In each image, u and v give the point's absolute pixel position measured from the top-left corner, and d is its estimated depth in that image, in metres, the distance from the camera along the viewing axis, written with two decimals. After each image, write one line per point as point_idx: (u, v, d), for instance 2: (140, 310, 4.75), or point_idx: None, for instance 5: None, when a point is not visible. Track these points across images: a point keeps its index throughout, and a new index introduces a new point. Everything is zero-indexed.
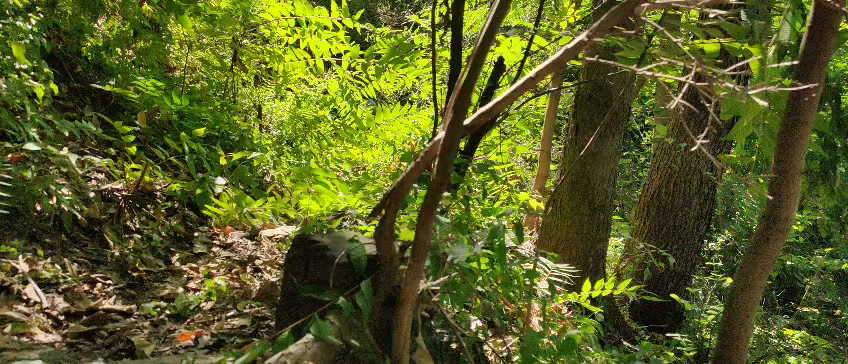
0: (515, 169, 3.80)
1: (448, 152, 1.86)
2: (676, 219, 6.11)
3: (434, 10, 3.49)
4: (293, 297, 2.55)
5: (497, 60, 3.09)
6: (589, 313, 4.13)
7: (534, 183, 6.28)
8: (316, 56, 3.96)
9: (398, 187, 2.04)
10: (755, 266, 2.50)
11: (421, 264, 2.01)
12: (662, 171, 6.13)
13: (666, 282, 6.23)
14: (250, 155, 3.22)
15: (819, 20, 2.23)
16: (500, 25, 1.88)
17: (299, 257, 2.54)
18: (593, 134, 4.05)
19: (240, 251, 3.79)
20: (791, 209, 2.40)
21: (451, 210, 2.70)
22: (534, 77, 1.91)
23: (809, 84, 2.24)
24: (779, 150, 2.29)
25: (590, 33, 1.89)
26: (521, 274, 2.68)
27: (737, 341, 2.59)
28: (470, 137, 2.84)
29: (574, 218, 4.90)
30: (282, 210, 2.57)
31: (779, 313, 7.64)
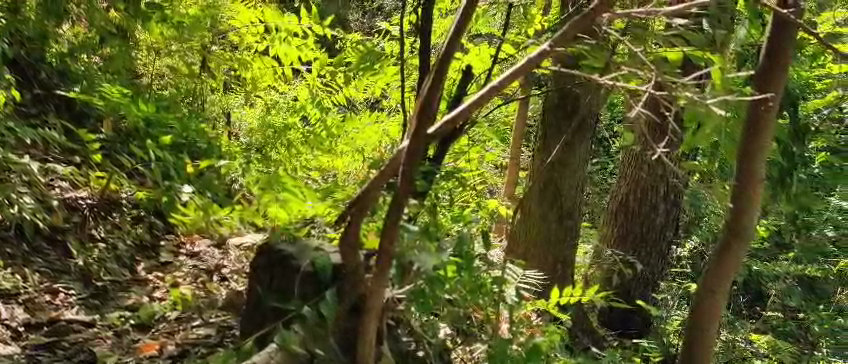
0: (484, 176, 3.81)
1: (412, 161, 1.97)
2: (643, 226, 6.18)
3: (403, 17, 3.51)
4: (258, 307, 2.54)
5: (466, 69, 3.11)
6: (557, 320, 4.15)
7: (503, 190, 6.30)
8: (286, 63, 3.97)
9: (361, 198, 2.07)
10: (718, 271, 2.55)
11: (386, 272, 2.07)
12: (629, 178, 6.20)
13: (633, 289, 6.21)
14: (217, 163, 3.19)
15: (777, 29, 2.27)
16: (461, 39, 1.97)
17: (265, 266, 2.54)
18: (562, 139, 4.14)
19: (208, 259, 3.75)
20: (752, 216, 2.44)
21: (420, 218, 2.70)
22: (497, 86, 1.96)
23: (768, 92, 2.28)
24: (738, 160, 2.33)
25: (552, 43, 1.95)
26: (489, 282, 2.69)
27: (702, 346, 2.63)
28: (439, 143, 2.85)
29: (543, 226, 4.93)
30: (249, 217, 2.55)
31: (745, 319, 7.73)
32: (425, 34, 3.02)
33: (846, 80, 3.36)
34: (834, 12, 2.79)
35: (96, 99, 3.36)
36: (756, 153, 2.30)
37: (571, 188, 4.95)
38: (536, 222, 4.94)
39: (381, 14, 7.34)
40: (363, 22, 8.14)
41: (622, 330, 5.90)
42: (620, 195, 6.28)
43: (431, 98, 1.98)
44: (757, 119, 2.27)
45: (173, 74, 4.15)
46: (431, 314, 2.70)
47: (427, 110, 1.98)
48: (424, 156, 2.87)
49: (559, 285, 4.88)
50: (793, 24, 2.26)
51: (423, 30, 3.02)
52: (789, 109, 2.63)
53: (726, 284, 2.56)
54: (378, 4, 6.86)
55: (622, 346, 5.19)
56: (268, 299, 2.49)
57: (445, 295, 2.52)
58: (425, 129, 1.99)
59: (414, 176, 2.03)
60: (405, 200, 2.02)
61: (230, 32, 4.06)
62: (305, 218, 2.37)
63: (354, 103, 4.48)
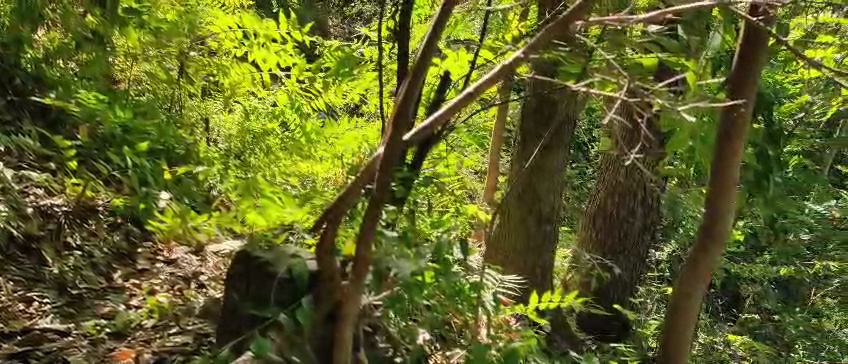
0: (463, 181, 3.81)
1: (387, 169, 2.00)
2: (621, 230, 6.22)
3: (381, 23, 3.51)
4: (233, 315, 2.52)
5: (444, 74, 3.13)
6: (536, 325, 4.16)
7: (483, 195, 6.31)
8: (265, 69, 3.96)
9: (338, 202, 2.10)
10: (694, 274, 2.55)
11: (362, 279, 2.10)
12: (607, 183, 6.23)
13: (611, 293, 6.25)
14: (195, 169, 3.17)
15: (750, 37, 2.29)
16: (436, 45, 1.99)
17: (240, 273, 2.51)
18: (539, 143, 4.17)
19: (186, 266, 3.71)
20: (727, 220, 2.44)
21: (399, 223, 2.69)
22: (472, 93, 1.98)
23: (741, 98, 2.30)
24: (713, 166, 2.35)
25: (525, 51, 1.98)
26: (468, 287, 2.69)
27: (676, 349, 2.64)
28: (418, 149, 2.86)
29: (522, 231, 4.95)
30: (226, 224, 2.54)
31: (723, 322, 7.79)
32: (402, 39, 3.02)
33: (819, 85, 3.40)
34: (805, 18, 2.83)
35: (72, 106, 3.31)
36: (730, 159, 2.32)
37: (549, 193, 4.97)
38: (515, 227, 4.96)
39: (360, 19, 7.34)
40: (342, 26, 8.13)
41: (601, 335, 5.93)
42: (598, 199, 6.31)
43: (406, 105, 2.02)
44: (730, 127, 2.29)
45: (151, 80, 4.03)
46: (411, 319, 2.69)
47: (402, 115, 2.02)
48: (403, 162, 2.86)
49: (538, 289, 4.91)
50: (765, 32, 2.28)
51: (401, 36, 3.03)
52: (762, 114, 2.66)
53: (701, 286, 2.57)
54: (356, 10, 6.85)
55: (600, 350, 5.22)
56: (244, 307, 2.47)
57: (423, 300, 2.51)
58: (401, 135, 2.02)
59: (391, 182, 2.06)
60: (382, 205, 2.05)
61: (209, 38, 4.04)
62: (285, 225, 2.35)
63: (333, 108, 4.47)
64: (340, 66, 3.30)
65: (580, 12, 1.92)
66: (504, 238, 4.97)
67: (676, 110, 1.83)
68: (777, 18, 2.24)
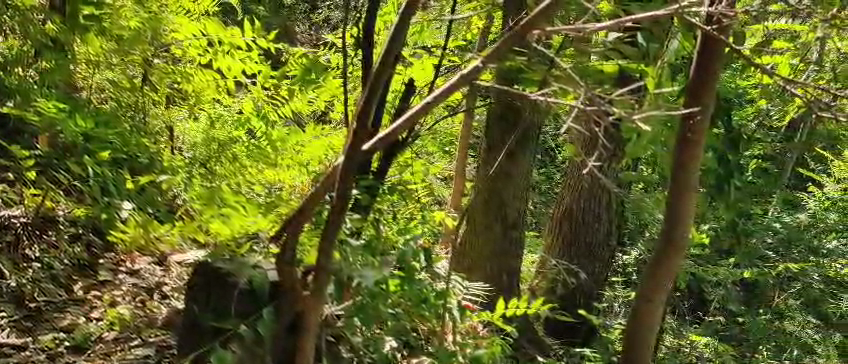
0: (430, 188, 3.81)
1: (348, 179, 2.04)
2: (587, 235, 6.27)
3: (345, 30, 3.52)
4: (193, 326, 2.50)
5: (408, 81, 3.12)
6: (502, 331, 4.17)
7: (450, 202, 6.32)
8: (230, 76, 3.94)
9: (301, 207, 2.13)
10: (655, 277, 2.55)
11: (324, 288, 2.11)
12: (572, 188, 6.29)
13: (577, 297, 6.29)
14: (158, 178, 3.12)
15: (706, 46, 2.33)
16: (394, 53, 2.02)
17: (201, 285, 2.49)
18: (504, 148, 4.21)
19: (148, 277, 3.60)
20: (686, 224, 2.46)
21: (364, 231, 2.67)
22: (431, 102, 2.02)
23: (697, 105, 2.34)
24: (673, 170, 2.39)
25: (484, 59, 2.01)
26: (433, 295, 2.68)
27: (639, 353, 2.65)
28: (382, 156, 2.84)
29: (489, 237, 4.96)
30: (190, 233, 2.51)
31: (690, 325, 7.86)
32: (365, 46, 3.02)
33: (778, 90, 3.45)
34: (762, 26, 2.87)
35: (31, 114, 3.21)
36: (689, 163, 2.35)
37: (515, 199, 5.00)
38: (481, 233, 4.97)
39: (326, 25, 7.33)
40: (309, 31, 8.10)
41: (568, 339, 5.97)
42: (565, 204, 6.35)
43: (365, 115, 2.06)
44: (687, 133, 2.33)
45: (115, 89, 3.81)
46: (377, 329, 2.65)
47: (362, 123, 2.06)
48: (367, 169, 2.84)
49: (505, 296, 4.93)
50: (722, 42, 2.29)
51: (364, 42, 3.02)
52: (721, 119, 2.71)
53: (662, 289, 2.57)
54: (323, 17, 6.84)
55: (567, 354, 5.26)
56: (204, 318, 2.45)
57: (389, 309, 2.49)
58: (360, 145, 2.06)
59: (352, 190, 2.08)
60: (344, 212, 2.07)
61: (173, 45, 4.07)
62: (250, 234, 2.33)
63: (300, 116, 4.45)
64: (305, 72, 3.29)
65: (538, 20, 1.96)
66: (472, 245, 5.00)
67: (633, 119, 1.91)
68: (731, 26, 2.29)
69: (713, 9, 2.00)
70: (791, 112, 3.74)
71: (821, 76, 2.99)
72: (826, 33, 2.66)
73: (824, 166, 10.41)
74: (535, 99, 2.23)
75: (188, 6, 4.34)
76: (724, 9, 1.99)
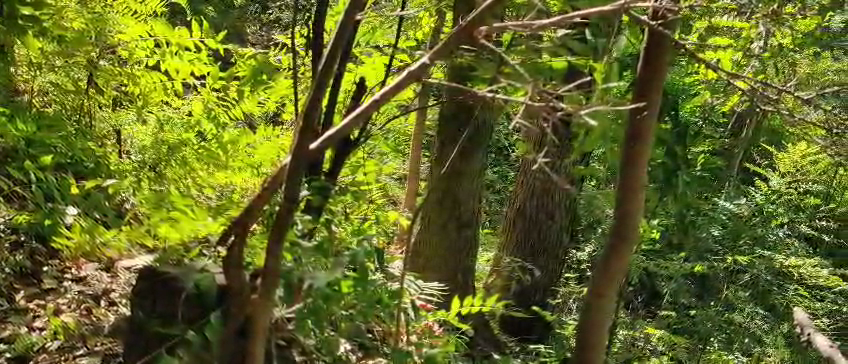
0: (383, 188, 3.79)
1: (293, 179, 2.02)
2: (541, 232, 6.30)
3: (294, 31, 3.47)
4: (139, 333, 2.44)
5: (360, 81, 3.10)
6: (457, 330, 4.17)
7: (404, 202, 6.32)
8: (178, 78, 3.87)
9: (249, 205, 2.11)
10: (607, 275, 2.54)
11: (273, 291, 2.07)
12: (525, 187, 6.35)
13: (532, 295, 6.32)
14: (104, 182, 3.02)
15: (654, 42, 2.34)
16: (338, 54, 2.02)
17: (145, 290, 2.42)
18: (457, 144, 4.22)
19: (95, 283, 3.45)
20: (636, 219, 2.47)
21: (316, 233, 2.63)
22: (378, 100, 2.01)
23: (644, 99, 2.35)
24: (623, 165, 2.39)
25: (431, 56, 2.01)
26: (387, 295, 2.66)
27: (592, 351, 2.62)
28: (334, 156, 2.81)
29: (443, 237, 4.96)
30: (138, 238, 2.45)
31: (643, 318, 7.98)
32: (315, 45, 2.98)
33: (723, 86, 3.53)
34: (707, 23, 2.93)
35: None
36: (638, 158, 2.37)
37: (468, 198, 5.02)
38: (435, 232, 4.97)
39: (277, 26, 7.26)
40: (260, 33, 8.02)
41: (524, 336, 6.01)
42: (517, 203, 6.40)
43: (311, 114, 2.04)
44: (634, 127, 2.36)
45: (57, 90, 3.78)
46: (330, 331, 2.61)
47: (309, 122, 2.03)
48: (319, 169, 2.80)
49: (461, 295, 4.93)
50: (668, 38, 2.31)
51: (314, 42, 2.99)
52: (667, 115, 2.74)
53: (614, 286, 2.56)
54: (274, 17, 6.75)
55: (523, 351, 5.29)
56: (150, 324, 2.39)
57: (343, 310, 2.46)
58: (306, 144, 2.03)
59: (299, 191, 2.06)
60: (291, 213, 2.04)
61: (118, 46, 3.84)
62: (198, 238, 2.27)
63: (252, 117, 4.38)
64: (255, 73, 3.23)
65: (484, 16, 1.97)
66: (427, 245, 4.99)
67: (578, 114, 1.93)
68: (675, 21, 2.33)
69: (657, 5, 2.02)
70: (736, 108, 3.83)
71: (765, 71, 3.05)
72: (768, 29, 2.71)
73: (769, 160, 10.68)
74: (485, 96, 2.23)
75: (135, 7, 4.20)
76: (667, 5, 2.02)
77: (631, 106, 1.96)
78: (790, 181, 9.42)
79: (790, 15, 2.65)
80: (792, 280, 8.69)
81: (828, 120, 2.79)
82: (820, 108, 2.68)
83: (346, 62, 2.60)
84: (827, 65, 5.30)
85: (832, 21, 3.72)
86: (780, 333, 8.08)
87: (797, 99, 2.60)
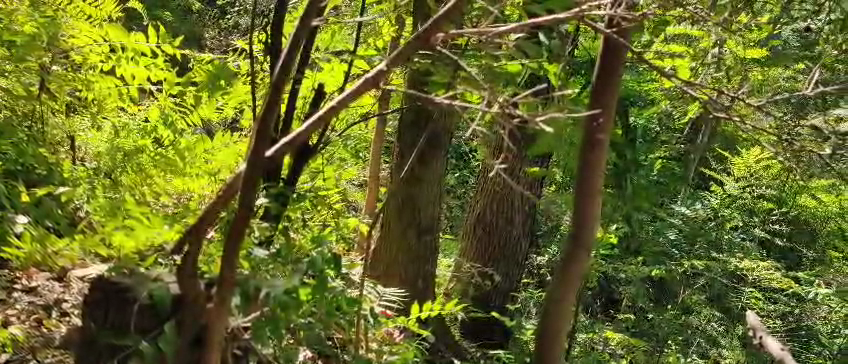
0: (343, 194, 3.77)
1: (248, 183, 2.01)
2: (500, 238, 6.34)
3: (253, 36, 3.44)
4: (87, 346, 2.28)
5: (318, 87, 3.09)
6: (417, 336, 4.16)
7: (364, 208, 6.29)
8: (134, 83, 3.80)
9: (207, 211, 2.09)
10: (564, 284, 2.53)
11: (227, 301, 2.06)
12: (485, 193, 6.38)
13: (493, 298, 6.35)
14: (55, 190, 2.94)
15: (608, 52, 2.38)
16: (293, 61, 2.02)
17: (97, 300, 2.25)
18: (416, 149, 4.20)
19: (45, 294, 3.34)
20: (593, 226, 2.47)
21: (275, 239, 2.61)
22: (334, 106, 2.00)
23: (599, 107, 2.38)
24: (579, 171, 2.41)
25: (389, 62, 2.01)
26: (346, 303, 2.65)
27: (549, 360, 2.60)
28: (294, 162, 2.79)
29: (402, 244, 4.95)
30: (92, 247, 2.38)
31: (602, 322, 8.07)
32: (272, 50, 2.96)
33: (678, 94, 3.60)
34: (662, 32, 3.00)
35: None
36: (594, 166, 2.39)
37: (427, 205, 5.03)
38: (395, 240, 4.97)
39: (236, 31, 7.20)
40: (218, 37, 7.97)
41: (485, 341, 6.02)
42: (477, 210, 6.42)
43: (267, 120, 2.03)
44: (592, 134, 2.38)
45: (7, 96, 3.59)
46: (289, 340, 2.59)
47: (265, 127, 2.02)
48: (278, 176, 2.78)
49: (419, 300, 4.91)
50: (622, 46, 2.36)
51: (271, 46, 2.97)
52: (622, 121, 2.78)
53: (571, 295, 2.55)
54: (233, 23, 6.69)
55: (483, 356, 5.30)
56: (101, 337, 2.24)
57: (301, 319, 2.44)
58: (263, 150, 2.02)
59: (255, 198, 2.04)
60: (247, 220, 2.03)
61: (72, 51, 3.74)
62: (153, 246, 2.23)
63: (209, 123, 4.31)
64: (212, 78, 3.19)
65: (440, 23, 1.98)
66: (386, 252, 4.97)
67: (534, 121, 1.95)
68: (629, 29, 2.37)
69: (612, 13, 2.04)
70: (691, 114, 3.89)
71: (719, 78, 3.11)
72: (720, 37, 2.76)
73: (724, 165, 10.89)
74: (442, 102, 2.24)
75: (89, 12, 4.12)
76: (620, 13, 2.05)
77: (584, 111, 1.99)
78: (743, 186, 9.79)
79: (742, 23, 2.71)
80: (747, 283, 8.86)
81: (778, 127, 2.85)
82: (771, 115, 2.74)
83: (305, 68, 2.58)
84: (778, 72, 5.42)
85: (782, 29, 3.80)
86: (735, 334, 8.22)
87: (749, 106, 2.65)
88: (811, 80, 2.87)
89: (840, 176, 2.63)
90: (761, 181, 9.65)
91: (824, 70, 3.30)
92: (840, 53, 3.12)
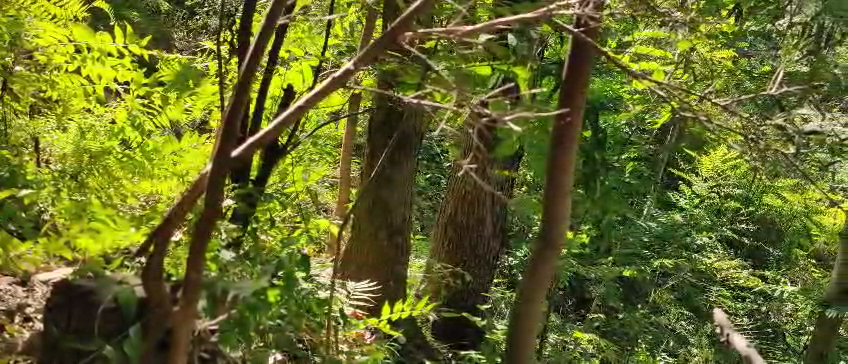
0: (314, 197, 3.75)
1: (214, 184, 1.99)
2: (471, 239, 6.35)
3: (220, 36, 3.40)
4: (51, 351, 2.23)
5: (287, 87, 3.06)
6: (390, 337, 4.13)
7: (335, 210, 6.26)
8: (100, 83, 3.73)
9: (172, 211, 2.08)
10: (534, 282, 2.52)
11: (194, 304, 2.02)
12: (456, 194, 6.39)
13: (464, 299, 6.35)
14: (18, 191, 2.86)
15: (576, 54, 2.40)
16: (259, 59, 2.01)
17: (61, 304, 2.21)
18: (387, 148, 4.17)
19: (7, 299, 3.23)
20: (564, 224, 2.47)
21: (243, 241, 2.57)
22: (302, 106, 1.99)
23: (569, 106, 2.39)
24: (550, 171, 2.41)
25: (356, 62, 2.00)
26: (315, 304, 2.62)
27: (521, 357, 2.59)
28: (262, 164, 2.76)
29: (373, 244, 4.94)
30: (55, 251, 2.32)
31: (574, 321, 8.11)
32: (241, 49, 2.92)
33: (646, 97, 3.62)
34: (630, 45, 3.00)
35: None
36: (564, 165, 2.39)
37: (398, 205, 5.03)
38: (366, 241, 4.96)
39: (203, 33, 7.10)
40: (186, 39, 7.87)
41: (456, 342, 6.01)
42: (448, 210, 6.43)
43: (233, 119, 2.01)
44: (561, 132, 2.39)
45: None
46: (258, 342, 2.55)
47: (231, 127, 2.00)
48: (247, 178, 2.75)
49: (391, 301, 4.88)
50: (590, 46, 2.37)
51: (239, 46, 2.93)
52: (591, 121, 2.79)
53: (542, 292, 2.54)
54: (201, 24, 6.61)
55: (455, 357, 5.28)
56: (64, 341, 2.19)
57: (271, 321, 2.40)
58: (229, 150, 2.00)
59: (221, 199, 2.02)
60: (213, 221, 2.01)
61: (37, 51, 3.67)
62: (119, 248, 2.18)
63: (178, 125, 4.25)
64: (179, 78, 3.14)
65: (409, 21, 1.97)
66: (357, 252, 4.96)
67: (502, 119, 1.94)
68: (597, 29, 2.38)
69: (581, 12, 2.03)
70: (660, 114, 3.92)
71: (685, 79, 3.14)
72: (687, 39, 2.78)
73: (692, 165, 11.02)
74: (410, 102, 2.23)
75: (53, 11, 4.04)
76: (589, 13, 2.05)
77: (549, 109, 1.99)
78: (711, 187, 10.02)
79: (708, 24, 2.73)
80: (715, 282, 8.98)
81: (744, 127, 2.87)
82: (737, 115, 2.76)
83: (273, 67, 2.55)
84: (742, 73, 5.50)
85: (747, 31, 3.86)
86: (704, 333, 8.38)
87: (716, 106, 2.67)
88: (777, 81, 2.90)
89: (805, 175, 2.66)
90: (728, 181, 9.97)
91: (788, 72, 3.35)
92: (803, 54, 3.16)
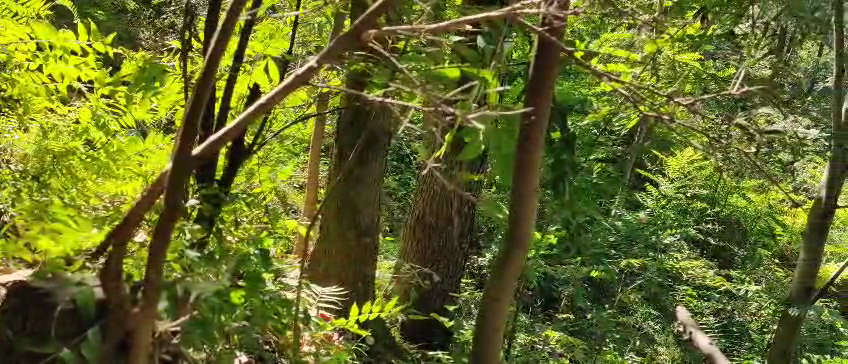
0: (281, 197, 3.72)
1: (175, 183, 1.95)
2: (439, 240, 6.37)
3: (185, 33, 3.35)
4: (7, 355, 2.18)
5: (252, 86, 3.03)
6: (356, 338, 4.10)
7: (304, 212, 6.22)
8: (62, 81, 3.66)
9: (132, 211, 2.04)
10: (501, 282, 2.52)
11: (154, 304, 1.98)
12: (424, 195, 6.41)
13: (432, 300, 6.34)
14: None
15: (541, 54, 2.40)
16: (220, 56, 1.97)
17: (18, 307, 2.16)
18: (355, 148, 4.06)
19: None
20: (530, 224, 2.47)
21: (206, 242, 2.53)
22: (263, 103, 1.96)
23: (534, 106, 2.38)
24: (515, 171, 2.40)
25: (319, 59, 1.98)
26: (280, 307, 2.58)
27: (488, 359, 2.59)
28: (226, 164, 2.71)
29: (342, 245, 4.91)
30: (14, 253, 2.27)
31: (542, 321, 8.14)
32: (204, 48, 2.88)
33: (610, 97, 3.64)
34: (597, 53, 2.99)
35: None
36: (530, 165, 2.38)
37: (366, 205, 5.02)
38: (334, 241, 4.94)
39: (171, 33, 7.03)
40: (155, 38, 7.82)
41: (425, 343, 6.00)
42: (417, 211, 6.45)
43: (193, 116, 1.98)
44: (526, 132, 2.38)
45: None
46: (222, 344, 2.50)
47: (191, 125, 1.97)
48: (211, 178, 2.71)
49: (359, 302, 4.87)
50: (554, 46, 2.37)
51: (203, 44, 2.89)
52: (558, 122, 2.79)
53: (509, 292, 2.54)
54: (168, 23, 6.54)
55: (423, 358, 5.26)
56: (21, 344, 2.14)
57: (234, 323, 2.35)
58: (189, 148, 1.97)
59: (182, 199, 1.99)
60: (174, 221, 1.98)
61: None
62: (79, 250, 2.14)
63: (143, 124, 4.19)
64: (142, 76, 3.09)
65: (372, 18, 1.95)
66: (325, 252, 4.94)
67: (466, 118, 1.93)
68: (562, 28, 2.38)
69: (545, 10, 2.02)
70: (626, 115, 3.94)
71: (651, 81, 3.16)
72: (652, 39, 2.79)
73: (659, 167, 11.16)
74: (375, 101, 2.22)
75: (16, 9, 3.95)
76: (552, 10, 2.04)
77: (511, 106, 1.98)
78: (678, 187, 9.90)
79: (671, 24, 2.75)
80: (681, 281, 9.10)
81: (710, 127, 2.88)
82: (703, 115, 2.76)
83: (237, 65, 2.51)
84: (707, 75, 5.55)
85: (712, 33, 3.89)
86: (671, 332, 8.45)
87: (681, 105, 2.67)
88: (740, 81, 2.93)
89: (768, 175, 2.67)
90: (695, 181, 9.79)
91: (752, 73, 3.39)
92: (766, 56, 3.20)
